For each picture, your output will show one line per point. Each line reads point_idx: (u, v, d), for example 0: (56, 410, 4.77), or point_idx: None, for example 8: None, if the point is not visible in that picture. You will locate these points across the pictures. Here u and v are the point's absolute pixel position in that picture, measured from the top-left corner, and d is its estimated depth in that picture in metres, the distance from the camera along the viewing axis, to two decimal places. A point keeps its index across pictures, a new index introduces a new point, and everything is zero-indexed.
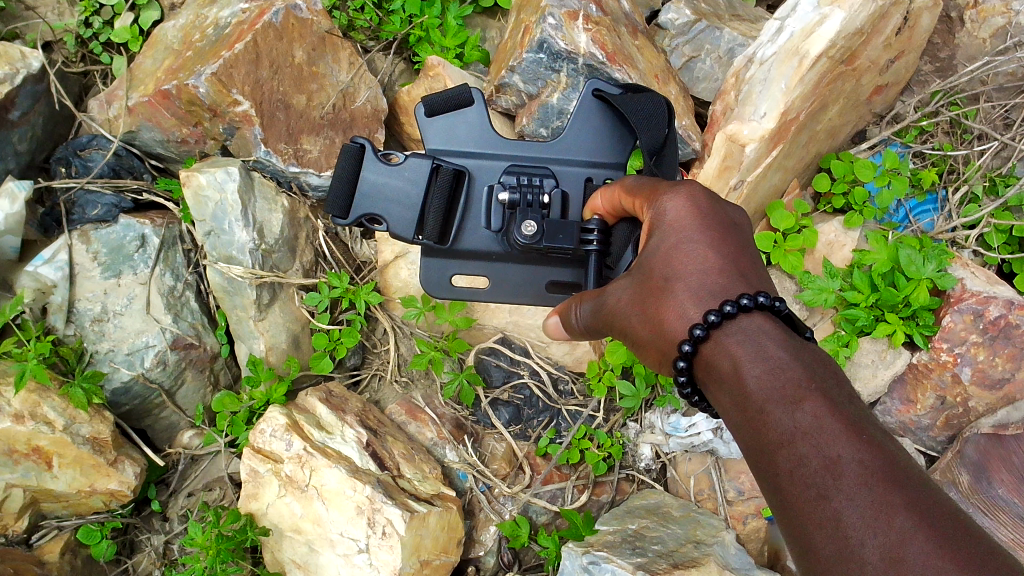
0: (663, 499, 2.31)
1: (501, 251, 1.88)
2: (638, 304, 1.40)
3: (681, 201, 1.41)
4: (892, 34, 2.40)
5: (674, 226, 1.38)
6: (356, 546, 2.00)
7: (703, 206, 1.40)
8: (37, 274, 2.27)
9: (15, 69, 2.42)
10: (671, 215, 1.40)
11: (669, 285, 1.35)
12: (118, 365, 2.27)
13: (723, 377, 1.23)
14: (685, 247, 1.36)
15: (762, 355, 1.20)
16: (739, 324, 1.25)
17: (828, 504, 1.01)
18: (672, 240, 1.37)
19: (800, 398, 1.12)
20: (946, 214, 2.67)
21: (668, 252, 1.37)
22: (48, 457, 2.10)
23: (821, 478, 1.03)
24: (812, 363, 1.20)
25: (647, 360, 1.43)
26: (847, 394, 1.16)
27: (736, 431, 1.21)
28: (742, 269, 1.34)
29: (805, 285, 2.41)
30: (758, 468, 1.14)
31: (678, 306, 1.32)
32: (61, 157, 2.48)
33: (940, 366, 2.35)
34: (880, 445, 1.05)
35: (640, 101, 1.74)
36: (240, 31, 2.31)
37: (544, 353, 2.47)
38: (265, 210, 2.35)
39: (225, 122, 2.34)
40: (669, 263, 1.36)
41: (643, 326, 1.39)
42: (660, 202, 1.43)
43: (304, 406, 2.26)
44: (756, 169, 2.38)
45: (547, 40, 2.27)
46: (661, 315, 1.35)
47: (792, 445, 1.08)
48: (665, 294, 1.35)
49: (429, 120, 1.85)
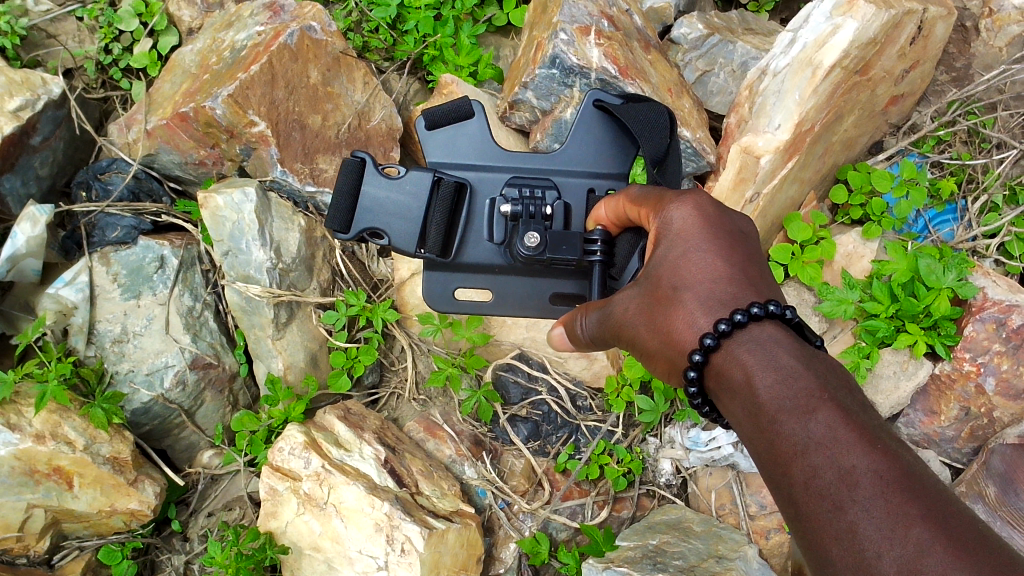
0: (685, 513, 2.28)
1: (504, 264, 1.88)
2: (645, 314, 1.40)
3: (687, 211, 1.41)
4: (907, 44, 2.39)
5: (681, 236, 1.39)
6: (375, 564, 1.99)
7: (711, 216, 1.40)
8: (58, 296, 2.31)
9: (36, 95, 2.46)
10: (678, 223, 1.41)
11: (678, 295, 1.34)
12: (138, 386, 2.28)
13: (735, 387, 1.22)
14: (692, 256, 1.36)
15: (773, 364, 1.19)
16: (751, 333, 1.24)
17: (844, 516, 0.99)
18: (680, 249, 1.38)
19: (812, 407, 1.10)
20: (965, 223, 2.65)
21: (676, 261, 1.37)
22: (69, 477, 2.11)
23: (835, 489, 1.02)
24: (824, 372, 1.18)
25: (657, 371, 1.42)
26: (861, 402, 1.14)
27: (749, 443, 1.19)
28: (751, 278, 1.33)
29: (824, 296, 2.39)
30: (772, 481, 1.12)
31: (688, 314, 1.31)
32: (82, 181, 2.52)
33: (963, 376, 2.32)
34: (895, 454, 1.03)
35: (642, 110, 1.77)
36: (256, 53, 2.33)
37: (562, 369, 2.46)
38: (282, 229, 2.37)
39: (241, 143, 2.36)
40: (677, 272, 1.36)
41: (651, 336, 1.38)
42: (668, 212, 1.44)
43: (322, 424, 2.26)
44: (772, 181, 2.37)
45: (560, 55, 2.28)
46: (672, 325, 1.34)
47: (805, 456, 1.07)
48: (675, 304, 1.34)
49: (430, 134, 1.88)
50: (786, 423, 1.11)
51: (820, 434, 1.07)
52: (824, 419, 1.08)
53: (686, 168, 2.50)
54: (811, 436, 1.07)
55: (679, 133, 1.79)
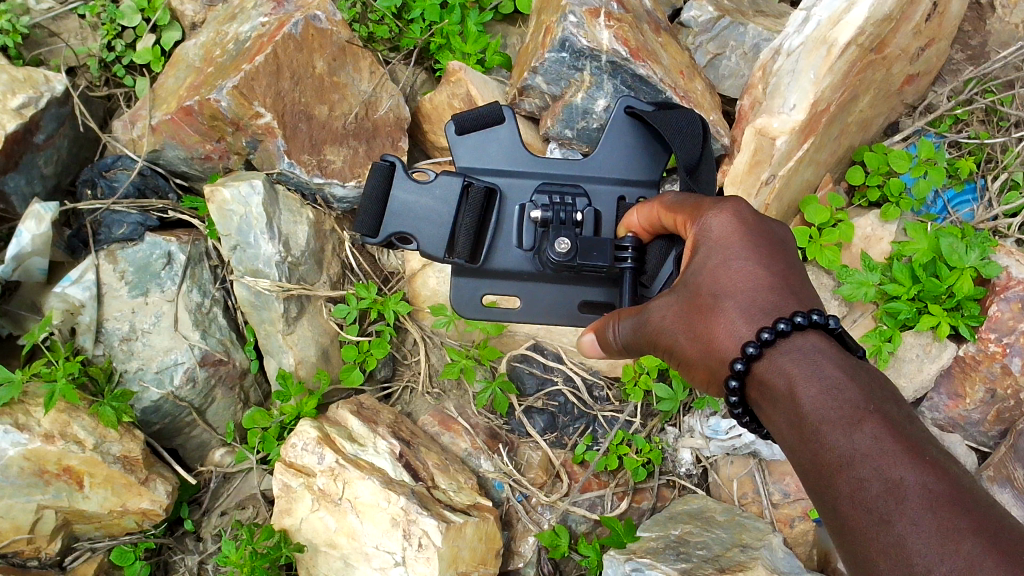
0: (706, 503, 2.23)
1: (533, 271, 1.82)
2: (684, 322, 1.34)
3: (726, 217, 1.35)
4: (922, 21, 2.34)
5: (719, 242, 1.33)
6: (392, 559, 1.95)
7: (751, 223, 1.34)
8: (65, 294, 2.26)
9: (39, 92, 2.43)
10: (717, 231, 1.34)
11: (718, 304, 1.29)
12: (148, 384, 2.24)
13: (776, 397, 1.18)
14: (732, 265, 1.30)
15: (815, 375, 1.15)
16: (793, 342, 1.20)
17: (891, 529, 0.97)
18: (719, 258, 1.32)
19: (857, 420, 1.07)
20: (985, 203, 2.59)
21: (715, 269, 1.32)
22: (79, 477, 2.07)
23: (883, 502, 0.99)
24: (869, 382, 1.14)
25: (694, 380, 1.38)
26: (908, 415, 1.10)
27: (791, 454, 1.16)
28: (793, 286, 1.29)
29: (844, 279, 2.34)
30: (815, 493, 1.10)
31: (729, 323, 1.27)
32: (87, 179, 2.48)
33: (989, 358, 2.27)
34: (945, 467, 1.00)
35: (675, 118, 1.71)
36: (260, 44, 2.30)
37: (578, 359, 2.42)
38: (290, 223, 2.33)
39: (248, 135, 2.32)
40: (716, 280, 1.31)
41: (691, 344, 1.33)
42: (705, 219, 1.37)
43: (335, 419, 2.22)
44: (788, 163, 2.32)
45: (569, 38, 2.24)
46: (713, 334, 1.29)
47: (851, 468, 1.04)
48: (715, 312, 1.30)
49: (460, 138, 1.81)
50: (829, 435, 1.08)
51: (866, 446, 1.04)
52: (870, 432, 1.05)
53: None
54: (857, 448, 1.04)
55: (712, 138, 1.73)
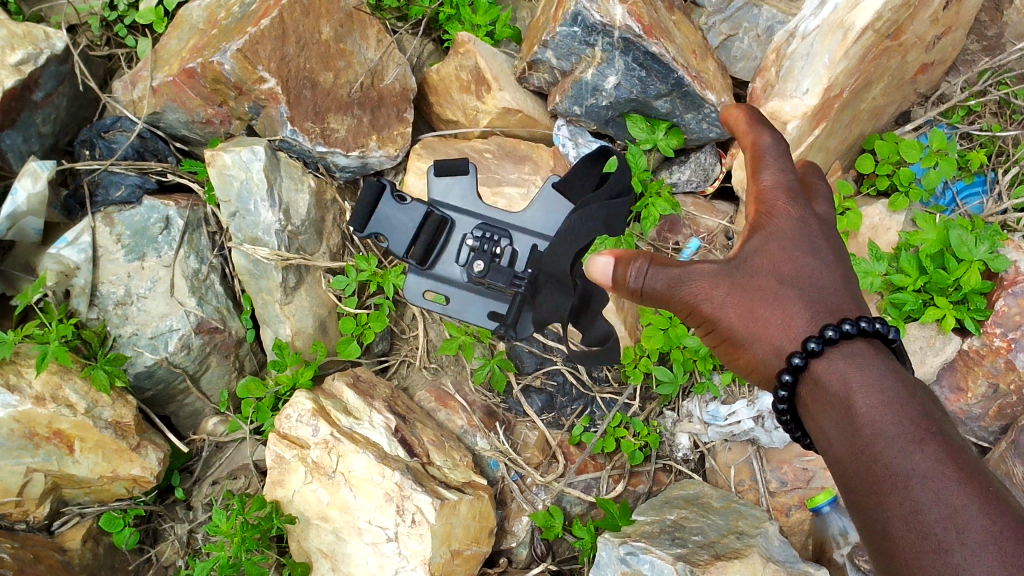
0: (703, 489, 2.21)
1: None
2: (738, 300, 1.41)
3: (791, 211, 1.46)
4: (939, 9, 2.29)
5: (782, 233, 1.44)
6: (384, 535, 1.93)
7: (811, 228, 1.45)
8: (59, 256, 2.22)
9: (38, 49, 2.37)
10: (779, 221, 1.45)
11: (779, 292, 1.39)
12: (142, 349, 2.21)
13: (832, 399, 1.25)
14: (793, 258, 1.41)
15: (872, 386, 1.22)
16: (854, 349, 1.28)
17: (943, 556, 1.02)
18: (780, 250, 1.42)
19: (916, 438, 1.13)
20: (995, 196, 2.55)
21: (778, 258, 1.42)
22: (70, 441, 2.04)
23: (938, 526, 1.04)
24: (925, 403, 1.21)
25: (736, 362, 1.46)
26: (959, 436, 1.18)
27: (837, 458, 1.22)
28: (849, 293, 1.40)
29: (849, 268, 2.31)
30: (859, 502, 1.16)
31: (787, 316, 1.37)
32: (85, 139, 2.43)
33: (993, 352, 2.25)
34: (1000, 500, 1.06)
35: None
36: (265, 6, 2.22)
37: (578, 340, 2.40)
38: (291, 190, 2.30)
39: (250, 100, 2.27)
40: (779, 270, 1.41)
41: (739, 322, 1.41)
42: (773, 215, 1.46)
43: (331, 391, 2.20)
44: (798, 149, 2.30)
45: (582, 12, 2.17)
46: (768, 323, 1.38)
47: (906, 487, 1.09)
48: (774, 301, 1.39)
49: None
50: (887, 449, 1.14)
51: (925, 466, 1.09)
52: (930, 453, 1.10)
53: (710, 134, 2.38)
54: (915, 465, 1.10)
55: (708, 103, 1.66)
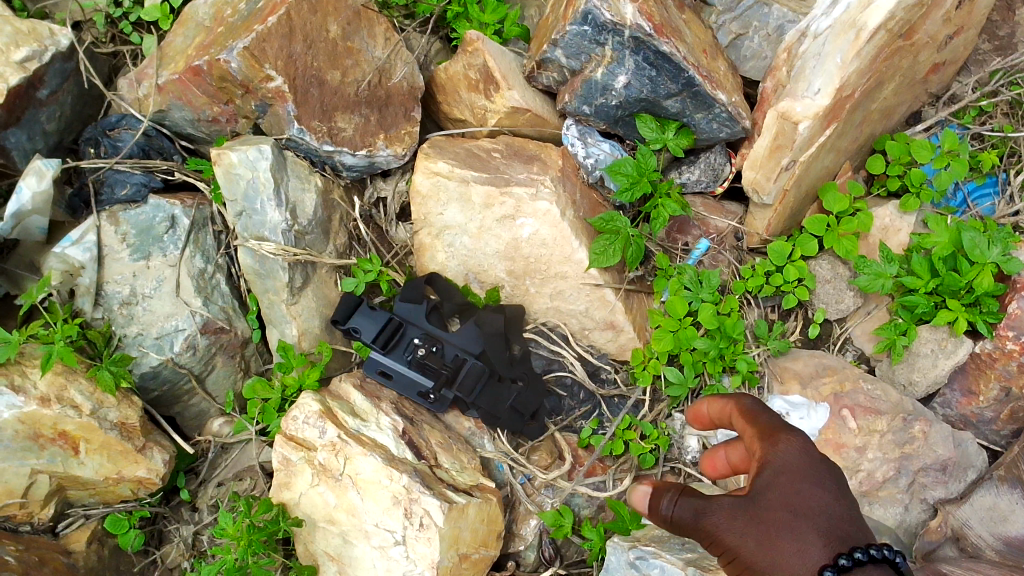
0: (713, 492, 2.20)
1: None
2: (749, 531, 1.39)
3: (795, 448, 1.44)
4: (952, 8, 2.27)
5: (786, 470, 1.41)
6: (392, 538, 1.92)
7: (815, 457, 1.44)
8: (64, 255, 2.20)
9: (43, 46, 2.35)
10: (785, 460, 1.43)
11: (794, 522, 1.37)
12: (147, 350, 2.20)
13: None
14: (802, 486, 1.40)
15: None
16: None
17: None
18: (788, 482, 1.40)
19: None
20: (1007, 197, 2.54)
21: (789, 493, 1.39)
22: (75, 443, 2.03)
23: None
24: None
25: None
26: None
27: None
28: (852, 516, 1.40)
29: (860, 269, 2.29)
30: None
31: (799, 544, 1.35)
32: (90, 137, 2.41)
33: (1005, 356, 2.22)
34: None
35: None
36: (272, 4, 2.20)
37: (587, 342, 2.37)
38: (299, 189, 2.28)
39: (257, 98, 2.25)
40: (789, 500, 1.39)
41: (756, 553, 1.37)
42: (776, 442, 1.46)
43: (337, 393, 2.15)
44: (810, 149, 2.28)
45: (592, 11, 2.13)
46: (781, 543, 1.36)
47: None
48: (788, 532, 1.36)
49: None
50: None
51: None
52: None
53: (720, 133, 2.38)
54: None
55: None
